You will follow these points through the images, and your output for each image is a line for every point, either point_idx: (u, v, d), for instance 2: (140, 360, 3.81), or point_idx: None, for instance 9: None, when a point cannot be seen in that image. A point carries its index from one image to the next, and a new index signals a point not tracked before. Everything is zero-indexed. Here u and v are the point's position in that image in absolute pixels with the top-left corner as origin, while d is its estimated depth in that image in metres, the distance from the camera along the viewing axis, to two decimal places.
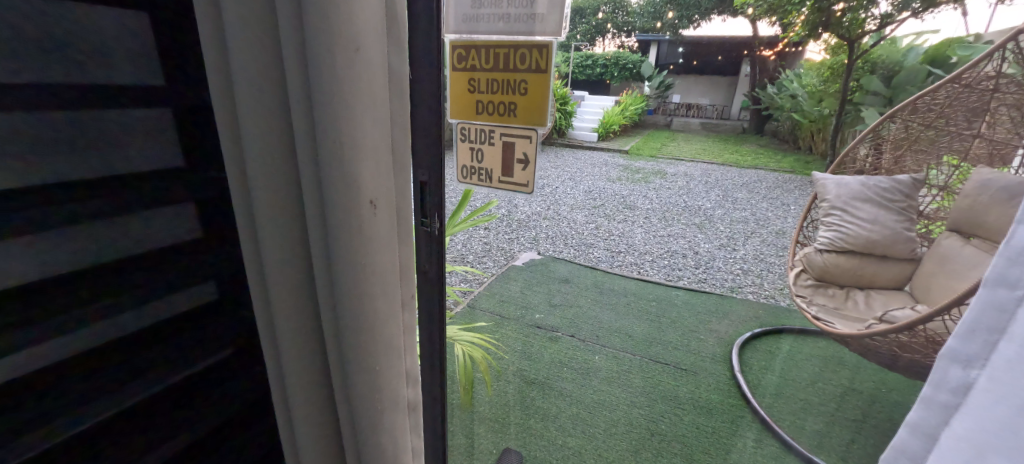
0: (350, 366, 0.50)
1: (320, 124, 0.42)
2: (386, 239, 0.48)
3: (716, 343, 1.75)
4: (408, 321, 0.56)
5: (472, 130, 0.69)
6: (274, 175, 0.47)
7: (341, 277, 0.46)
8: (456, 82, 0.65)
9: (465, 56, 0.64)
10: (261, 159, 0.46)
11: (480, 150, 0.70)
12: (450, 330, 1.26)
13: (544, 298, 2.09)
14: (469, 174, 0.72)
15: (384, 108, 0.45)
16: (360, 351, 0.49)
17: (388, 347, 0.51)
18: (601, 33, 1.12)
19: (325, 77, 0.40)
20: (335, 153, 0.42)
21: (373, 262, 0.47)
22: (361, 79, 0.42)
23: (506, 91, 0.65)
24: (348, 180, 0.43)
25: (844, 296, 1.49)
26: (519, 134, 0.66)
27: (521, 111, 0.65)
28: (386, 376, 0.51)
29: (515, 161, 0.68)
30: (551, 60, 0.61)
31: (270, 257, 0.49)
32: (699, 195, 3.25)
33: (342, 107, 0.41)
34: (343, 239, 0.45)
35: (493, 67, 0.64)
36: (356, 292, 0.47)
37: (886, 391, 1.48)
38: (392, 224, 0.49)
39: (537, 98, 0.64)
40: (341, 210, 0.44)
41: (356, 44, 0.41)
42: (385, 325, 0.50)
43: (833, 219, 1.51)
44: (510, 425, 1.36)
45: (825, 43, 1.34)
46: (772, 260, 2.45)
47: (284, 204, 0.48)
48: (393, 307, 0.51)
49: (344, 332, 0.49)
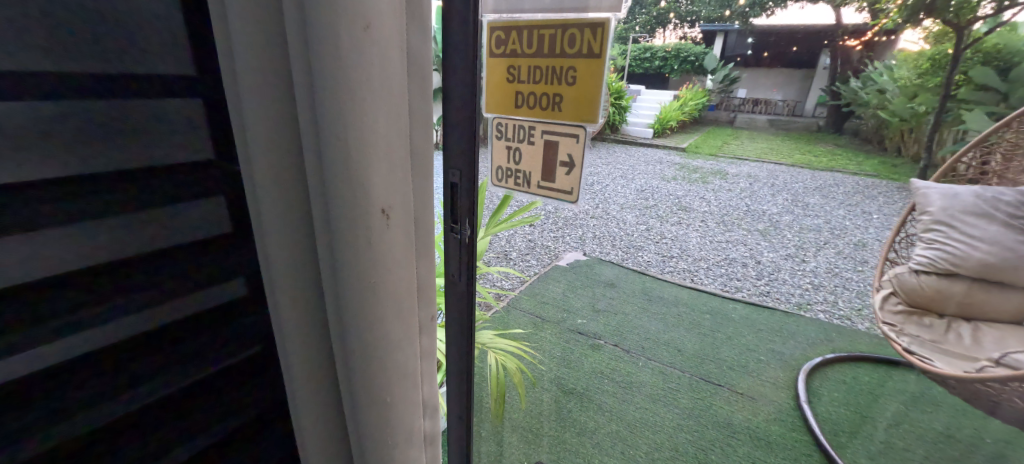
0: (357, 395, 0.44)
1: (322, 117, 0.35)
2: (401, 253, 0.41)
3: (779, 367, 1.57)
4: (429, 349, 0.49)
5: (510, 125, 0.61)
6: (282, 175, 0.42)
7: (346, 296, 0.40)
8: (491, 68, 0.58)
9: (502, 41, 0.56)
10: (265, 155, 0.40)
11: (519, 149, 0.63)
12: (484, 336, 1.18)
13: (587, 302, 1.99)
14: (505, 177, 0.65)
15: (400, 100, 0.38)
16: (369, 381, 0.43)
17: (399, 377, 0.44)
18: (662, 23, 0.98)
19: (329, 64, 0.34)
20: (339, 152, 0.36)
21: (388, 281, 0.41)
22: (371, 63, 0.35)
23: (551, 81, 0.57)
24: (355, 185, 0.37)
25: (944, 327, 1.27)
26: (564, 132, 0.58)
27: (569, 105, 0.56)
28: (398, 410, 0.45)
29: (559, 164, 0.60)
30: (607, 44, 0.52)
31: (279, 265, 0.44)
32: (764, 198, 2.97)
33: (347, 98, 0.35)
34: (348, 254, 0.39)
35: (538, 52, 0.56)
36: (365, 315, 0.40)
37: (990, 441, 1.26)
38: (410, 237, 0.42)
39: (589, 89, 0.54)
40: (347, 221, 0.38)
41: (366, 20, 0.34)
42: (398, 352, 0.43)
43: (935, 235, 1.30)
44: (543, 436, 1.29)
45: (926, 31, 1.23)
46: (848, 276, 2.17)
47: (291, 205, 0.43)
48: (411, 328, 0.44)
49: (351, 358, 0.43)
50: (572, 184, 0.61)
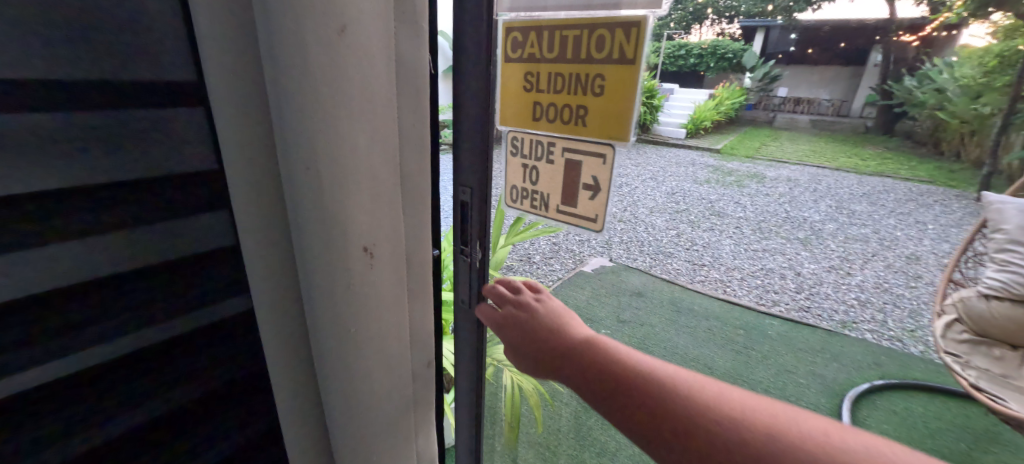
0: (336, 446, 0.39)
1: (288, 146, 0.30)
2: (387, 290, 0.36)
3: (821, 393, 1.45)
4: (423, 397, 0.44)
5: (525, 141, 0.56)
6: (253, 207, 0.36)
7: (323, 346, 0.35)
8: (507, 75, 0.52)
9: (521, 40, 0.50)
10: (234, 184, 0.35)
11: (535, 169, 0.57)
12: (500, 353, 1.13)
13: (612, 311, 1.91)
14: (520, 198, 0.60)
15: (382, 114, 0.32)
16: (349, 433, 0.38)
17: (386, 430, 0.40)
18: (698, 19, 0.85)
19: (294, 76, 0.28)
20: (308, 179, 0.31)
21: (371, 326, 0.36)
22: (346, 73, 0.29)
23: (572, 91, 0.50)
24: (329, 215, 0.32)
25: (1018, 361, 1.12)
26: (589, 151, 0.51)
27: (594, 119, 0.49)
28: (384, 460, 0.40)
29: (581, 187, 0.53)
30: (644, 46, 0.44)
31: (256, 307, 0.39)
32: (805, 204, 2.78)
33: (317, 116, 0.29)
34: (321, 295, 0.33)
35: (560, 55, 0.49)
36: (342, 363, 0.35)
37: None
38: (397, 269, 0.37)
39: (614, 101, 0.47)
40: (320, 258, 0.32)
41: (340, 23, 0.28)
42: (383, 400, 0.38)
43: (1010, 257, 1.16)
44: (561, 456, 1.23)
45: (995, 27, 1.32)
46: (900, 291, 2.00)
47: (266, 242, 0.37)
48: (399, 377, 0.40)
49: (329, 408, 0.38)
50: (597, 211, 0.53)
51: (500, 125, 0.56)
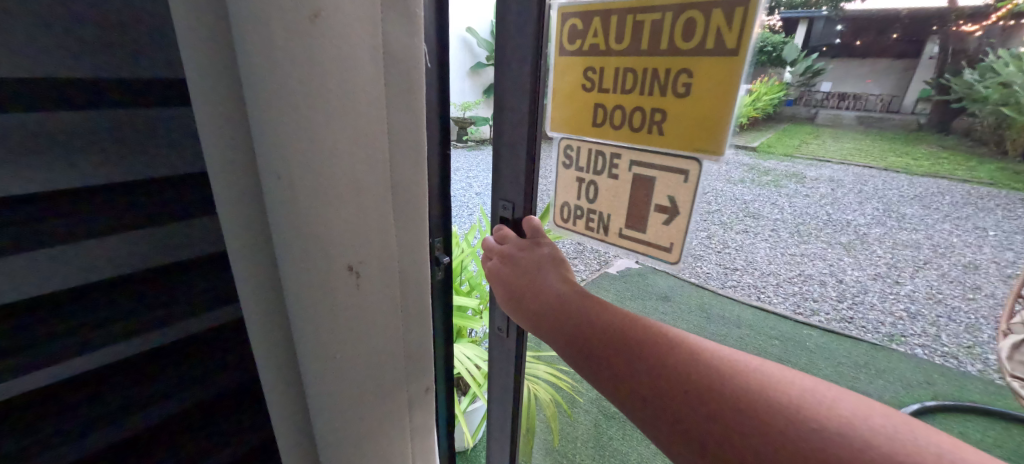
0: (311, 386, 0.45)
1: (264, 150, 0.37)
2: (372, 243, 0.43)
3: None
4: (395, 363, 0.49)
5: (590, 153, 0.63)
6: (243, 203, 0.40)
7: (300, 323, 0.42)
8: (571, 75, 0.60)
9: (585, 36, 0.57)
10: (230, 191, 0.40)
11: (594, 183, 0.64)
12: None
13: None
14: (574, 213, 0.68)
15: (357, 89, 0.38)
16: (324, 371, 0.44)
17: (355, 399, 0.46)
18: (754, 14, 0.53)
19: (277, 55, 0.34)
20: (284, 144, 0.36)
21: (347, 304, 0.43)
22: (323, 52, 0.35)
23: (647, 91, 0.54)
24: (311, 175, 0.38)
25: None
26: (672, 162, 0.55)
27: (668, 125, 0.53)
28: (360, 399, 0.46)
29: (652, 207, 0.60)
30: (750, 41, 0.45)
31: (245, 283, 0.43)
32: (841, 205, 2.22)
33: (300, 88, 0.35)
34: (296, 244, 0.39)
35: (632, 50, 0.53)
36: (319, 309, 0.41)
37: None
38: (379, 227, 0.43)
39: (702, 100, 0.50)
40: (302, 212, 0.38)
41: (315, 9, 0.34)
42: (357, 341, 0.44)
43: None
44: None
45: None
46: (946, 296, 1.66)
47: (258, 241, 0.42)
48: (372, 349, 0.46)
49: (305, 349, 0.43)
50: (669, 241, 0.60)
51: (553, 128, 0.64)
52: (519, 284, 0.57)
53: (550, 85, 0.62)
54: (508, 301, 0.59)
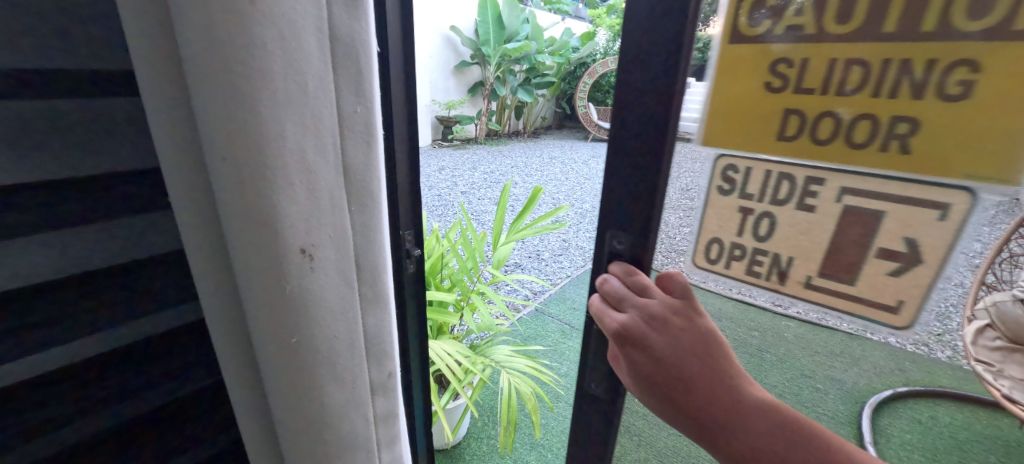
0: (269, 381, 0.44)
1: (209, 136, 0.36)
2: (324, 236, 0.40)
3: (838, 399, 1.44)
4: (357, 362, 0.46)
5: (774, 181, 0.41)
6: (195, 197, 0.40)
7: (254, 314, 0.41)
8: (749, 66, 0.38)
9: (783, 15, 0.36)
10: (184, 183, 0.39)
11: (766, 215, 0.42)
12: (500, 355, 1.13)
13: None
14: (715, 254, 0.46)
15: (301, 71, 0.35)
16: (279, 365, 0.43)
17: (313, 398, 0.44)
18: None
19: (212, 37, 0.33)
20: (225, 130, 0.35)
21: (302, 294, 0.40)
22: (260, 32, 0.33)
23: (889, 91, 0.33)
24: (254, 163, 0.35)
25: None
26: (932, 200, 0.34)
27: (922, 149, 0.33)
28: (319, 399, 0.44)
29: (872, 260, 0.38)
30: None
31: (203, 276, 0.42)
32: None
33: (235, 71, 0.33)
34: (245, 236, 0.38)
35: (867, 31, 0.33)
36: (269, 302, 0.40)
37: None
38: (331, 219, 0.40)
39: (1009, 104, 0.29)
40: (248, 202, 0.37)
41: None
42: (313, 339, 0.42)
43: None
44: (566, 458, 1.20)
45: None
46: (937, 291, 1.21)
47: (212, 234, 0.41)
48: (332, 341, 0.44)
49: (260, 342, 0.42)
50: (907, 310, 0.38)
51: (703, 143, 0.43)
52: (676, 367, 0.41)
53: (711, 85, 0.40)
54: (647, 380, 0.43)
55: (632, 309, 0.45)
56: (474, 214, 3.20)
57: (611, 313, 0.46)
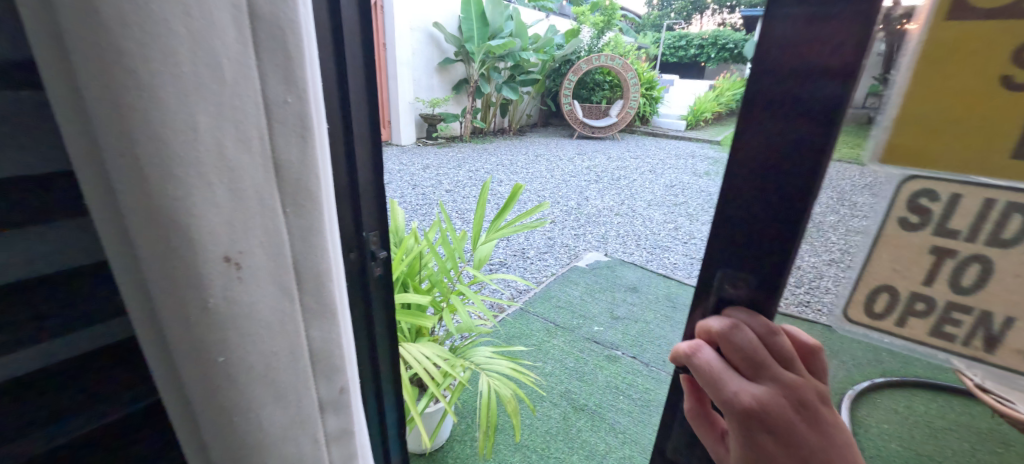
0: (196, 399, 0.40)
1: (109, 133, 0.32)
2: (250, 239, 0.37)
3: None
4: (298, 374, 0.43)
5: (996, 218, 0.26)
6: (106, 200, 0.36)
7: (174, 328, 0.37)
8: (996, 41, 0.24)
9: None
10: (90, 186, 0.35)
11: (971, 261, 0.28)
12: (479, 357, 1.11)
13: (606, 308, 1.88)
14: (883, 313, 0.31)
15: (211, 60, 0.32)
16: (205, 383, 0.39)
17: (246, 415, 0.41)
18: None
19: (102, 22, 0.29)
20: (124, 127, 0.31)
21: (228, 306, 0.37)
22: (158, 16, 0.30)
23: None
24: (161, 162, 0.32)
25: None
26: None
27: None
28: (251, 416, 0.41)
29: None
30: None
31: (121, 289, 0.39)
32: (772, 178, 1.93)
33: (133, 60, 0.30)
34: (156, 242, 0.34)
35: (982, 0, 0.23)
36: (188, 314, 0.37)
37: None
38: (258, 221, 0.37)
39: None
40: (157, 205, 0.33)
41: None
42: (242, 352, 0.39)
43: None
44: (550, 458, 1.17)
45: None
46: None
47: (125, 242, 0.37)
48: (268, 356, 0.40)
49: (183, 359, 0.39)
50: None
51: (881, 159, 0.29)
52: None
53: (907, 75, 0.26)
54: None
55: (771, 383, 0.34)
56: (458, 213, 3.17)
57: (732, 377, 0.35)
